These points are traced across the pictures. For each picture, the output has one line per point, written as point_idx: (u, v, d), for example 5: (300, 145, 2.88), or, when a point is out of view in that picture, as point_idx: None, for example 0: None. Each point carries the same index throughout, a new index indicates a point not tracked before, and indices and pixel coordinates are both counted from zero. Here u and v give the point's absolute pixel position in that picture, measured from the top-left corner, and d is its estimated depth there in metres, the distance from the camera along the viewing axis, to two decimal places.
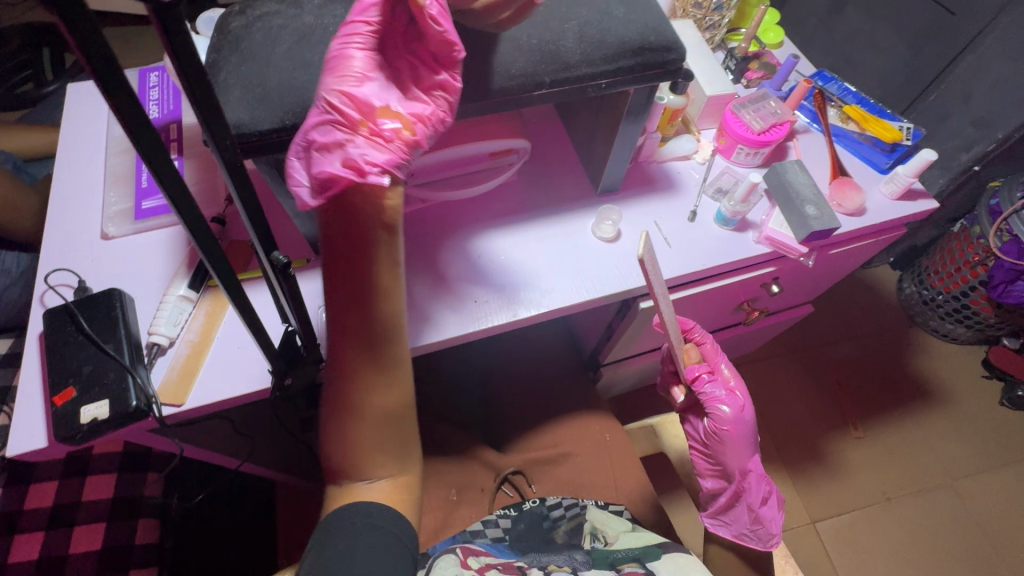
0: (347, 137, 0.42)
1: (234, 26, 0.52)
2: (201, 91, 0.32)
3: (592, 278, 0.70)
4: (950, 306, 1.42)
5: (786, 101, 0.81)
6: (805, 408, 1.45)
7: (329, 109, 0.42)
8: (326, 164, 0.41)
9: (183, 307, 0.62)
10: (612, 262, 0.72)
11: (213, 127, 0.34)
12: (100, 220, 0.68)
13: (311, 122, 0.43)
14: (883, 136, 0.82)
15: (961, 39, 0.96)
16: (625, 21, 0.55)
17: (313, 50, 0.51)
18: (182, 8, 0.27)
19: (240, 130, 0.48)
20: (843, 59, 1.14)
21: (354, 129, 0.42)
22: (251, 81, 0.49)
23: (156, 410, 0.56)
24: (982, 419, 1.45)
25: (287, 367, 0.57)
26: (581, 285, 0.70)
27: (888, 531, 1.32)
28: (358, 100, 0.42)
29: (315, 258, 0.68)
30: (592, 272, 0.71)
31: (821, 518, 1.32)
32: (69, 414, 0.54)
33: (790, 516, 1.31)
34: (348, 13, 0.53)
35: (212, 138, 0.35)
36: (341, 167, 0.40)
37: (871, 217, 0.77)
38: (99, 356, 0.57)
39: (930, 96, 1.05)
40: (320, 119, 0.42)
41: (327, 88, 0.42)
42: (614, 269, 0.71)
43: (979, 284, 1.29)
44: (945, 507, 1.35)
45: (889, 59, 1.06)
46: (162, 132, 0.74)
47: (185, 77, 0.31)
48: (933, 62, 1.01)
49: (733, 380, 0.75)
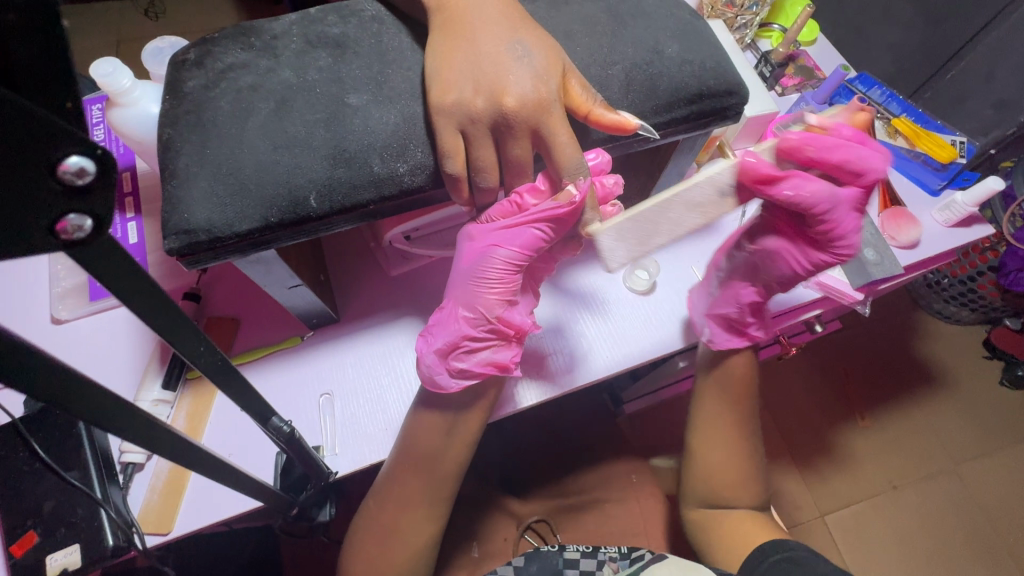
0: (495, 342, 0.46)
1: (192, 86, 0.41)
2: (154, 300, 0.23)
3: (521, 282, 0.43)
4: (954, 290, 1.19)
5: (833, 120, 0.71)
6: (807, 393, 1.24)
7: (491, 320, 0.45)
8: (467, 365, 0.45)
9: (159, 412, 0.51)
10: (539, 259, 0.42)
11: (170, 336, 0.25)
12: (48, 301, 0.57)
13: (464, 322, 0.45)
14: (936, 154, 0.74)
15: (986, 15, 0.81)
16: (679, 61, 0.45)
17: (297, 120, 0.40)
18: (106, 234, 0.19)
19: (210, 234, 0.37)
20: (856, 34, 0.99)
21: (506, 338, 0.46)
22: (221, 168, 0.38)
23: (138, 544, 0.48)
24: (991, 401, 1.26)
25: (291, 491, 0.51)
26: (519, 281, 0.44)
27: (897, 524, 1.15)
28: (514, 320, 0.46)
29: (310, 334, 0.59)
30: (518, 269, 0.43)
31: (831, 511, 1.14)
32: (32, 565, 0.46)
33: (802, 510, 1.14)
34: (336, 62, 0.42)
35: (174, 344, 0.26)
36: (487, 368, 0.45)
37: (926, 249, 0.69)
38: (62, 488, 0.47)
39: (948, 74, 0.88)
40: (477, 325, 0.45)
41: (491, 302, 0.44)
42: (668, 215, 0.43)
43: (988, 270, 1.06)
44: (952, 494, 1.18)
45: (905, 33, 0.91)
46: (112, 184, 0.61)
47: (118, 296, 0.22)
48: (950, 42, 0.86)
49: (836, 191, 0.45)
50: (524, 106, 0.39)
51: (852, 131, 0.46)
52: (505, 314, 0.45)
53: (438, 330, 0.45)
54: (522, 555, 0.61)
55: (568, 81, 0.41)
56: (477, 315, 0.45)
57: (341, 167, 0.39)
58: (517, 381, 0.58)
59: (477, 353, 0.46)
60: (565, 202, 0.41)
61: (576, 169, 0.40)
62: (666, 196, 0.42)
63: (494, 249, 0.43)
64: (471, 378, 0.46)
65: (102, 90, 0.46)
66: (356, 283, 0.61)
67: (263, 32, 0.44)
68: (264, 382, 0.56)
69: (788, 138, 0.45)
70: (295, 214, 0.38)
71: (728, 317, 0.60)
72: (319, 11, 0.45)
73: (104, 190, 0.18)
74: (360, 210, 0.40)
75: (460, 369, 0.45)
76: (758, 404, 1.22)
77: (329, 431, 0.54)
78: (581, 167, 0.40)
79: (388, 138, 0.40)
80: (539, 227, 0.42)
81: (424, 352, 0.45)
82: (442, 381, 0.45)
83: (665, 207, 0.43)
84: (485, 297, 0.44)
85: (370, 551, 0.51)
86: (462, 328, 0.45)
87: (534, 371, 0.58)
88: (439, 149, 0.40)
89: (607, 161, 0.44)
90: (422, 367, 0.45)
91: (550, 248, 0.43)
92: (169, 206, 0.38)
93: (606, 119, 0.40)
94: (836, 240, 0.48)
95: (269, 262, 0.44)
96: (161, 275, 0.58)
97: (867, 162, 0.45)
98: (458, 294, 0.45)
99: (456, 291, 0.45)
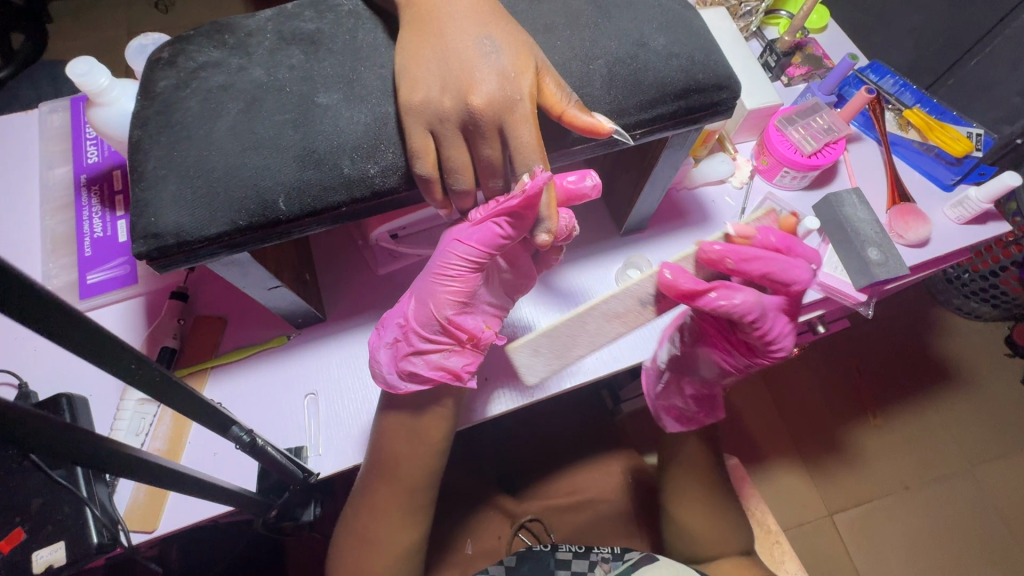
0: (449, 346, 0.46)
1: (163, 86, 0.41)
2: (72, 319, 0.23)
3: (548, 342, 0.49)
4: (977, 286, 1.14)
5: (840, 111, 0.68)
6: (818, 391, 1.20)
7: (442, 322, 0.45)
8: (416, 367, 0.46)
9: (145, 411, 0.52)
10: (584, 319, 0.49)
11: (104, 355, 0.25)
12: None
13: (417, 320, 0.45)
14: (950, 147, 0.69)
15: None
16: (666, 54, 0.43)
17: (265, 121, 0.39)
18: None
19: (178, 237, 0.37)
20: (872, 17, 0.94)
21: (459, 343, 0.46)
22: (189, 171, 0.38)
23: (123, 541, 0.48)
24: (1010, 400, 1.21)
25: (271, 493, 0.51)
26: (542, 347, 0.49)
27: (908, 524, 1.12)
28: (466, 325, 0.46)
29: (296, 334, 0.58)
30: (548, 333, 0.49)
31: (838, 510, 1.12)
32: (19, 561, 0.46)
33: (808, 509, 1.11)
34: (308, 59, 0.41)
35: (113, 362, 0.26)
36: (435, 373, 0.45)
37: (937, 248, 0.66)
38: (49, 486, 0.48)
39: (972, 60, 0.82)
40: (427, 325, 0.45)
41: (441, 304, 0.44)
42: (588, 326, 0.50)
43: (1011, 265, 1.01)
44: (966, 495, 1.14)
45: (924, 16, 0.86)
46: (104, 182, 0.62)
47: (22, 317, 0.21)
48: (974, 26, 0.80)
49: (761, 298, 0.48)
50: (496, 106, 0.38)
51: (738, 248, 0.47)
52: (456, 318, 0.45)
53: (392, 324, 0.47)
54: (513, 555, 0.60)
55: (543, 78, 0.39)
56: (428, 312, 0.45)
57: (311, 168, 0.38)
58: (496, 386, 0.56)
59: (426, 356, 0.46)
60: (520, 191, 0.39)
61: (529, 162, 0.39)
62: (590, 307, 0.49)
63: (452, 244, 0.43)
64: (419, 383, 0.46)
65: (80, 90, 0.46)
66: (345, 282, 0.61)
67: (236, 29, 0.43)
68: (250, 382, 0.56)
69: (711, 250, 0.47)
70: (264, 216, 0.38)
71: (678, 406, 0.64)
72: (296, 6, 0.44)
73: None
74: (332, 213, 0.39)
75: (409, 373, 0.46)
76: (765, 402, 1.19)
77: (313, 432, 0.54)
78: (537, 160, 0.39)
79: (358, 138, 0.39)
80: (497, 223, 0.41)
81: (377, 349, 0.47)
82: (392, 380, 0.47)
83: (583, 318, 0.49)
84: (436, 298, 0.44)
85: (356, 548, 0.52)
86: (414, 325, 0.45)
87: (509, 379, 0.56)
88: (409, 149, 0.39)
89: (594, 185, 0.44)
90: (375, 366, 0.47)
91: (586, 315, 0.49)
92: (139, 210, 0.37)
93: (580, 121, 0.38)
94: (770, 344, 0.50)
95: (245, 264, 0.43)
96: (149, 272, 0.58)
97: (794, 273, 0.49)
98: (417, 288, 0.46)
99: (417, 288, 0.46)
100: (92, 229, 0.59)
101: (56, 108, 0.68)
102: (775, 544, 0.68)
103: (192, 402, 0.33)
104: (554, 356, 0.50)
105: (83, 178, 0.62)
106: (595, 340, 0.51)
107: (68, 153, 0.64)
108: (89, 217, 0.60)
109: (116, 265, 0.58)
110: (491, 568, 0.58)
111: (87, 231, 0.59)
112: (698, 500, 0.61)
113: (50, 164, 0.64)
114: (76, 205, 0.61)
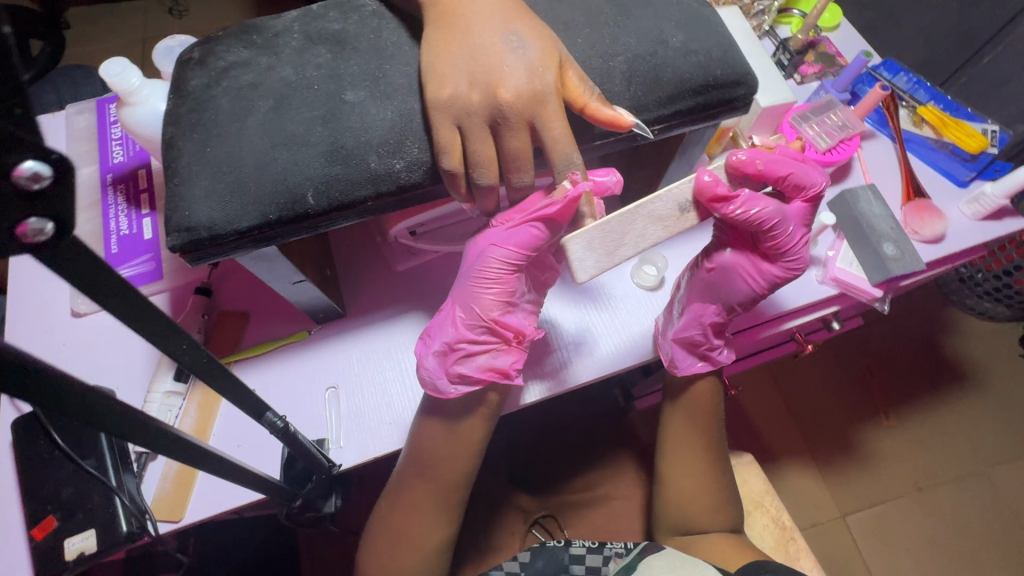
0: (497, 345, 0.48)
1: (194, 84, 0.42)
2: (129, 304, 0.24)
3: (603, 238, 0.41)
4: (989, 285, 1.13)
5: (855, 108, 0.68)
6: (830, 391, 1.20)
7: (490, 322, 0.47)
8: (465, 367, 0.47)
9: (171, 404, 0.53)
10: (631, 217, 0.41)
11: (152, 336, 0.26)
12: (67, 294, 0.58)
13: (463, 324, 0.47)
14: (965, 144, 0.69)
15: None
16: (684, 51, 0.44)
17: (294, 118, 0.40)
18: (71, 235, 0.19)
19: (211, 231, 0.38)
20: (883, 16, 0.94)
21: (507, 341, 0.48)
22: (221, 166, 0.39)
23: (151, 530, 0.49)
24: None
25: (295, 483, 0.52)
26: (596, 243, 0.41)
27: (922, 525, 1.11)
28: (511, 323, 0.48)
29: (317, 328, 0.59)
30: (604, 225, 0.41)
31: (852, 511, 1.11)
32: (52, 548, 0.48)
33: (820, 509, 1.11)
34: (334, 58, 0.42)
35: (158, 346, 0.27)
36: (486, 374, 0.47)
37: (951, 244, 0.66)
38: (80, 475, 0.49)
39: (986, 58, 0.81)
40: (475, 328, 0.47)
41: (487, 308, 0.46)
42: (634, 226, 0.42)
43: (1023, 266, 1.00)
44: (981, 497, 1.14)
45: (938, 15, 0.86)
46: (130, 181, 0.63)
47: (98, 301, 0.22)
48: (988, 24, 0.80)
49: (781, 208, 0.48)
50: (517, 99, 0.39)
51: (789, 151, 0.51)
52: (501, 317, 0.47)
53: (437, 334, 0.47)
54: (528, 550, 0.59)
55: (565, 73, 0.40)
56: (475, 315, 0.46)
57: (339, 164, 0.39)
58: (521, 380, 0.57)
59: (474, 359, 0.47)
60: (560, 198, 0.40)
61: (557, 158, 0.40)
62: (635, 205, 0.42)
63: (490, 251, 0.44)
64: (469, 384, 0.48)
65: (112, 89, 0.47)
66: (363, 279, 0.62)
67: (264, 29, 0.44)
68: (273, 376, 0.57)
69: (701, 177, 0.43)
70: (294, 211, 0.39)
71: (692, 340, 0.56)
72: (322, 7, 0.45)
73: (62, 197, 0.18)
74: (359, 207, 0.40)
75: (459, 377, 0.47)
76: (776, 400, 1.19)
77: (334, 425, 0.54)
78: (562, 157, 0.39)
79: (385, 134, 0.40)
80: (536, 226, 0.43)
81: (424, 356, 0.48)
82: (441, 386, 0.48)
83: (633, 215, 0.41)
84: (481, 303, 0.46)
85: (382, 542, 0.53)
86: (461, 327, 0.47)
87: (531, 368, 0.57)
88: (435, 145, 0.39)
89: (618, 180, 0.44)
90: (424, 372, 0.48)
91: (635, 211, 0.41)
92: (172, 204, 0.38)
93: (601, 115, 0.39)
94: (785, 255, 0.50)
95: (271, 258, 0.44)
96: (173, 268, 0.59)
97: (810, 180, 0.48)
98: (458, 294, 0.47)
99: (460, 295, 0.47)
100: (117, 227, 0.61)
101: (83, 108, 0.69)
102: (789, 541, 0.68)
103: (224, 388, 0.34)
104: (609, 253, 0.42)
105: (110, 177, 0.64)
106: (641, 243, 0.43)
107: (93, 153, 0.66)
108: (116, 215, 0.61)
109: (141, 261, 0.59)
110: (508, 563, 0.58)
111: (113, 229, 0.60)
112: (715, 496, 0.61)
113: (77, 164, 0.65)
114: (102, 203, 0.62)
